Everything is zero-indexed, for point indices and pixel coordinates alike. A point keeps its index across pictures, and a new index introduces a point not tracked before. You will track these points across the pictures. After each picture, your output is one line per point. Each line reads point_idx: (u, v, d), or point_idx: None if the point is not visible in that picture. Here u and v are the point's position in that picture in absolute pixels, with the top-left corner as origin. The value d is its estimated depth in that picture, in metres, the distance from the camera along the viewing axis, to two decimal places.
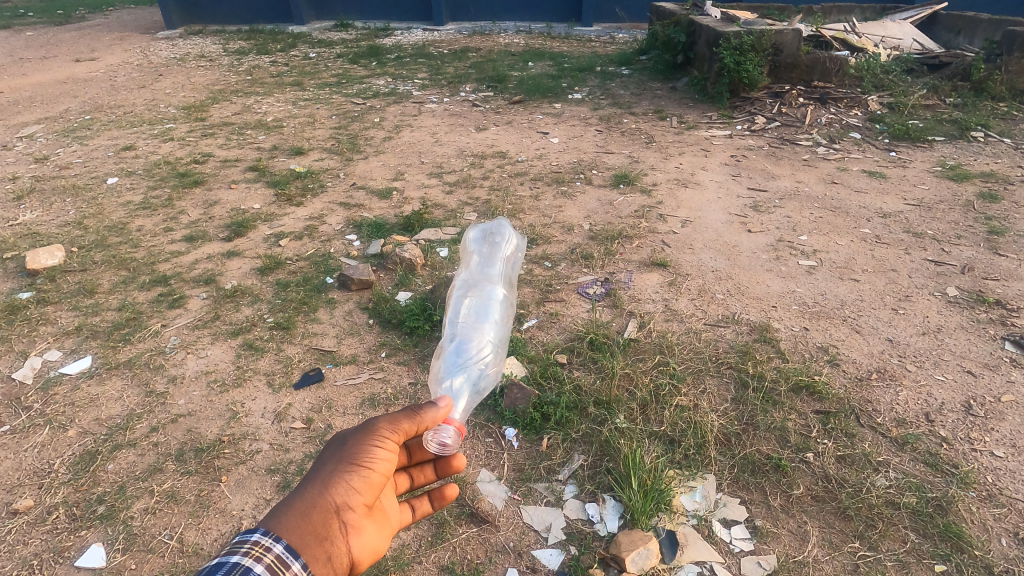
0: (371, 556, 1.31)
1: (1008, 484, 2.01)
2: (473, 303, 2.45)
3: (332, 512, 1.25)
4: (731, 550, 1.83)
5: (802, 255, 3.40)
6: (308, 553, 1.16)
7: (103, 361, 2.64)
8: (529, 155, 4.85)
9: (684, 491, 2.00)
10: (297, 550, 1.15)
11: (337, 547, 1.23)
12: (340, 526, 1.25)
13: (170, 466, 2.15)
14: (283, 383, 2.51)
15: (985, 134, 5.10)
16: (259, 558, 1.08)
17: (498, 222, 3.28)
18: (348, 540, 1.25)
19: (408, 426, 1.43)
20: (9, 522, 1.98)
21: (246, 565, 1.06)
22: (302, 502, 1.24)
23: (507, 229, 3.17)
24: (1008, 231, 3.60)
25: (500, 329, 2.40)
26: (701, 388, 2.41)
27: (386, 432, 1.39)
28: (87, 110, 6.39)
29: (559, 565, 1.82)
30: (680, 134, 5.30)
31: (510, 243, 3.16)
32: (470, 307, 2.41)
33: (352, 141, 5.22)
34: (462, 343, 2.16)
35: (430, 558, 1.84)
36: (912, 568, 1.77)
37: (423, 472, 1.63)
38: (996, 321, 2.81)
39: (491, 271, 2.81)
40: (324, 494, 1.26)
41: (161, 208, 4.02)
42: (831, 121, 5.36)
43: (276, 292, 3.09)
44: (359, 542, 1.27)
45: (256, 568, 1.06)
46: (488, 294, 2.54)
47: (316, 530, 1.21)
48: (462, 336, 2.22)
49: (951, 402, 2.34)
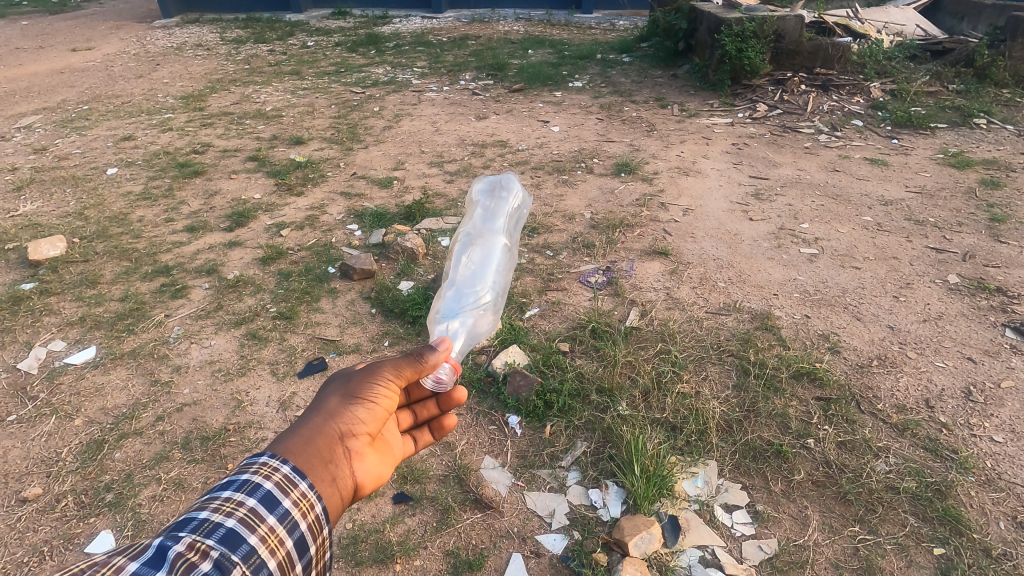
0: (375, 481, 1.29)
1: (1007, 468, 2.03)
2: (475, 255, 2.39)
3: (336, 438, 1.22)
4: (732, 535, 1.86)
5: (803, 243, 3.41)
6: (315, 474, 1.14)
7: (107, 351, 2.66)
8: (530, 144, 4.84)
9: (686, 477, 2.02)
10: (304, 470, 1.13)
11: (341, 469, 1.20)
12: (343, 451, 1.22)
13: (176, 454, 2.17)
14: (287, 372, 2.53)
15: (988, 121, 5.07)
16: (269, 476, 1.07)
17: (505, 178, 3.13)
18: (352, 464, 1.23)
19: (410, 372, 1.37)
20: (19, 510, 2.01)
21: (255, 481, 1.05)
22: (308, 429, 1.21)
23: (514, 187, 3.04)
24: (1010, 218, 3.60)
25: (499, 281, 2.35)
26: (702, 375, 2.42)
27: (388, 371, 1.35)
28: (85, 100, 6.36)
29: (563, 550, 1.84)
30: (681, 122, 5.28)
31: (516, 198, 3.04)
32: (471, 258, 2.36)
33: (352, 130, 5.20)
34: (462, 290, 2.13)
35: (436, 543, 1.86)
36: (911, 551, 1.79)
37: (426, 407, 1.58)
38: (996, 309, 2.82)
39: (495, 223, 2.73)
40: (329, 422, 1.24)
41: (161, 199, 4.02)
42: (832, 108, 5.34)
43: (278, 282, 3.10)
44: (362, 467, 1.25)
45: (266, 485, 1.05)
46: (492, 245, 2.49)
47: (320, 453, 1.18)
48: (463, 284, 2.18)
49: (951, 388, 2.36)
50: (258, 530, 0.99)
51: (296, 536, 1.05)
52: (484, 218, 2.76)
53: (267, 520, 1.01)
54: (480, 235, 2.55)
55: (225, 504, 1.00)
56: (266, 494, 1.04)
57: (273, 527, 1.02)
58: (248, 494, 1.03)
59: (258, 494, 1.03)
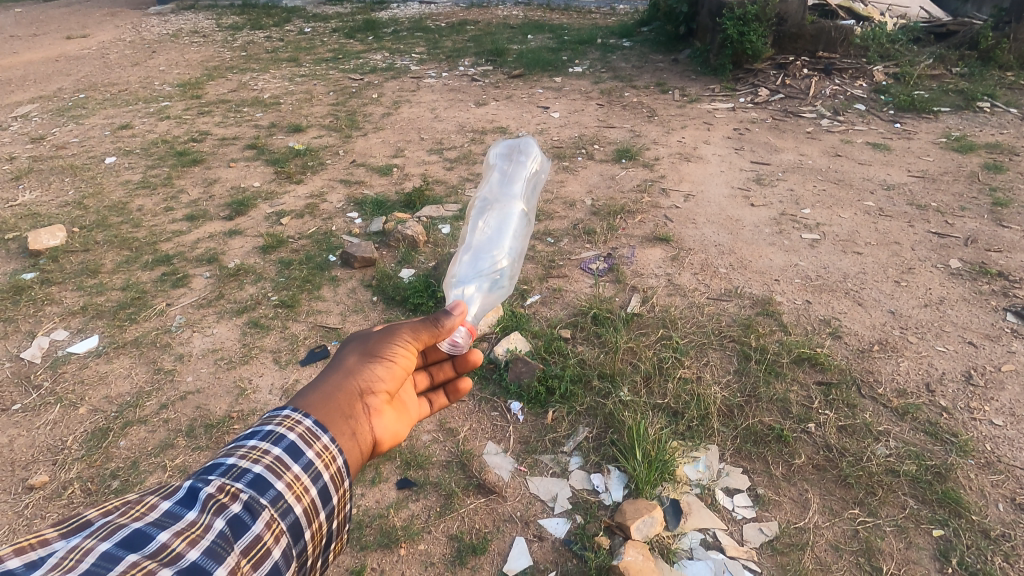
0: (392, 439, 1.32)
1: (1007, 451, 2.04)
2: (492, 217, 2.30)
3: (355, 395, 1.24)
4: (734, 518, 1.88)
5: (805, 228, 3.40)
6: (335, 428, 1.15)
7: (110, 340, 2.66)
8: (530, 130, 4.81)
9: (687, 461, 2.03)
10: (326, 424, 1.15)
11: (360, 425, 1.22)
12: (362, 408, 1.24)
13: (181, 441, 2.18)
14: (290, 360, 2.54)
15: (992, 105, 5.02)
16: (292, 427, 1.09)
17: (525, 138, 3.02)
18: (370, 420, 1.25)
19: (426, 335, 1.39)
20: (26, 497, 2.03)
21: (279, 433, 1.07)
22: (328, 384, 1.24)
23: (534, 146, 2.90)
24: (1013, 202, 3.58)
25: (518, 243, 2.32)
26: (704, 360, 2.42)
27: (406, 332, 1.37)
28: (81, 88, 6.30)
29: (566, 534, 1.85)
30: (681, 107, 5.24)
31: (536, 159, 2.93)
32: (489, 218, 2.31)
33: (350, 117, 5.16)
34: (480, 252, 2.10)
35: (440, 528, 1.88)
36: (910, 533, 1.81)
37: (442, 369, 1.59)
38: (998, 293, 2.81)
39: (512, 189, 2.62)
40: (348, 378, 1.26)
41: (160, 187, 4.00)
42: (835, 93, 5.30)
43: (279, 270, 3.10)
44: (380, 424, 1.27)
45: (290, 436, 1.08)
46: (509, 211, 2.38)
47: (341, 408, 1.20)
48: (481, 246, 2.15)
49: (952, 372, 2.37)
50: (284, 477, 1.02)
51: (320, 485, 1.07)
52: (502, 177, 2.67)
53: (292, 469, 1.04)
54: (496, 201, 2.45)
55: (251, 452, 1.04)
56: (290, 444, 1.07)
57: (298, 475, 1.04)
58: (274, 443, 1.06)
59: (283, 444, 1.06)
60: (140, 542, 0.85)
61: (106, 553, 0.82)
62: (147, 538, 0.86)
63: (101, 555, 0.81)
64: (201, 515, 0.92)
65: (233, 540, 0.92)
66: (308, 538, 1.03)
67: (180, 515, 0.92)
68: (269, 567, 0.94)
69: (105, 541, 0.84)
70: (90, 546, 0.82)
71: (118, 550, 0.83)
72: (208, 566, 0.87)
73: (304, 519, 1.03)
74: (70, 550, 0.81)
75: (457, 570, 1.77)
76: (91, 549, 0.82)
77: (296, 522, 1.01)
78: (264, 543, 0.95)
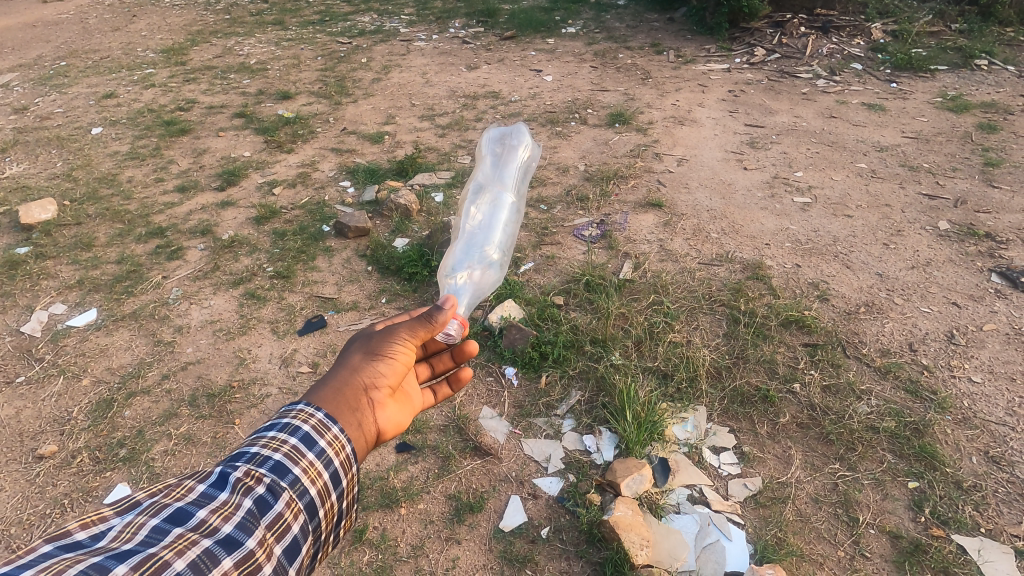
0: (396, 429, 1.33)
1: (982, 407, 2.12)
2: (485, 203, 2.29)
3: (361, 389, 1.26)
4: (719, 474, 1.96)
5: (797, 192, 3.41)
6: (344, 419, 1.19)
7: (109, 313, 2.69)
8: (522, 95, 4.74)
9: (676, 422, 2.11)
10: (336, 416, 1.18)
11: (365, 417, 1.24)
12: (367, 401, 1.26)
13: (184, 410, 2.24)
14: (287, 330, 2.58)
15: (989, 62, 4.96)
16: (306, 420, 1.14)
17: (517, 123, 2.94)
18: (374, 413, 1.27)
19: (424, 332, 1.39)
20: (36, 466, 2.09)
21: (295, 425, 1.12)
22: (334, 381, 1.25)
23: (527, 130, 2.82)
24: (1004, 162, 3.60)
25: (508, 231, 2.33)
26: (694, 325, 2.48)
27: (404, 330, 1.37)
28: (62, 55, 6.14)
29: (559, 492, 1.93)
30: (676, 69, 5.16)
31: (528, 147, 2.81)
32: (482, 204, 2.30)
33: (340, 83, 5.07)
34: (472, 242, 2.11)
35: (438, 489, 1.96)
36: (886, 485, 1.90)
37: (441, 359, 1.60)
38: (984, 254, 2.86)
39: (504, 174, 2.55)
40: (352, 375, 1.27)
41: (149, 158, 3.96)
42: (832, 51, 5.21)
43: (273, 241, 3.11)
44: (384, 416, 1.28)
45: (304, 428, 1.12)
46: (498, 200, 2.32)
47: (347, 401, 1.22)
48: (472, 234, 2.18)
49: (934, 332, 2.43)
50: (301, 463, 1.08)
51: (331, 470, 1.12)
52: (495, 160, 2.62)
53: (307, 455, 1.09)
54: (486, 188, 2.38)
55: (272, 440, 1.09)
56: (305, 434, 1.11)
57: (312, 461, 1.10)
58: (290, 434, 1.10)
59: (299, 434, 1.11)
60: (182, 518, 0.95)
61: (156, 527, 0.92)
62: (189, 514, 0.96)
63: (152, 528, 0.92)
64: (231, 495, 1.00)
65: (259, 517, 0.99)
66: (322, 516, 1.09)
67: (214, 496, 1.00)
68: (289, 541, 1.01)
69: (155, 517, 0.94)
70: (142, 522, 0.93)
71: (166, 524, 0.93)
72: (240, 538, 0.95)
73: (318, 500, 1.08)
74: (126, 525, 0.92)
75: (455, 527, 1.85)
76: (143, 524, 0.93)
77: (311, 502, 1.07)
78: (285, 519, 1.02)
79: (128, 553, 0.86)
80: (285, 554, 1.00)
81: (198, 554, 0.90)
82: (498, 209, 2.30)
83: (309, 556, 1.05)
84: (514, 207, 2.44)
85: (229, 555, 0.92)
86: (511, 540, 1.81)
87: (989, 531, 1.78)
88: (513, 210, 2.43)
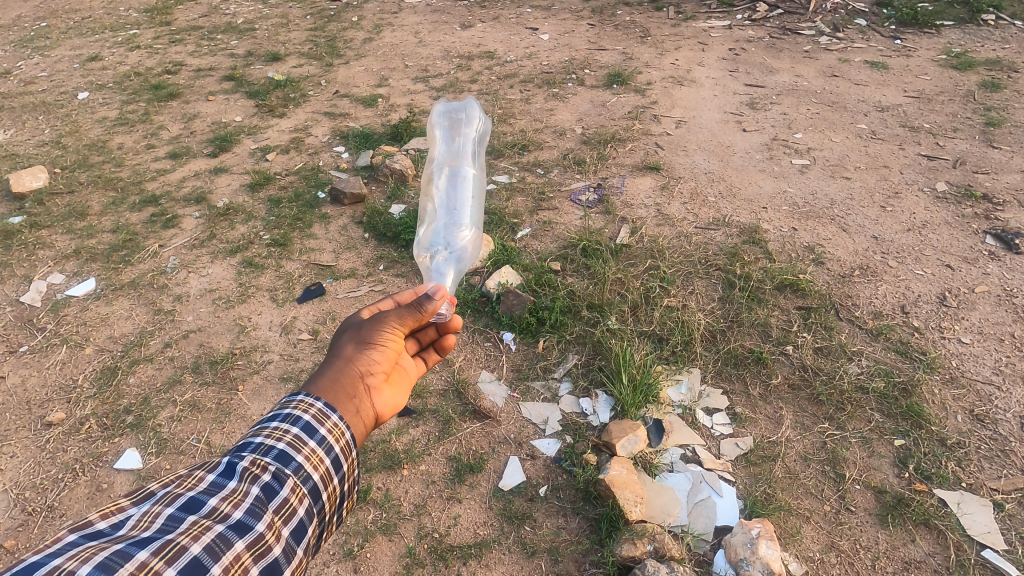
0: (394, 410, 1.37)
1: (970, 367, 2.17)
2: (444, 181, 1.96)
3: (357, 378, 1.29)
4: (712, 435, 2.02)
5: (795, 153, 3.39)
6: (343, 407, 1.22)
7: (107, 283, 2.70)
8: (518, 54, 4.63)
9: (671, 384, 2.16)
10: (335, 404, 1.21)
11: (363, 403, 1.28)
12: (364, 388, 1.29)
13: (188, 377, 2.27)
14: (286, 298, 2.60)
15: (996, 17, 4.83)
16: (307, 410, 1.17)
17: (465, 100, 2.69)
18: (372, 397, 1.30)
19: (413, 318, 1.39)
20: (45, 433, 2.13)
21: (296, 415, 1.15)
22: (330, 372, 1.28)
23: (475, 103, 2.57)
24: (1006, 122, 3.56)
25: (478, 206, 2.00)
26: (690, 289, 2.50)
27: (394, 318, 1.38)
28: (41, 16, 5.92)
29: (556, 453, 1.99)
30: (676, 26, 5.02)
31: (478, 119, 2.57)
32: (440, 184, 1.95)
33: (330, 43, 4.93)
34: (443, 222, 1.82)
35: (439, 450, 2.02)
36: (873, 443, 1.96)
37: (427, 333, 1.60)
38: (980, 216, 2.86)
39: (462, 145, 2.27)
40: (347, 365, 1.30)
41: (138, 123, 3.89)
42: (836, 7, 5.08)
43: (269, 208, 3.09)
44: (380, 400, 1.32)
45: (305, 417, 1.16)
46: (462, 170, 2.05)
47: (344, 389, 1.25)
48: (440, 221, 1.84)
49: (927, 294, 2.47)
50: (303, 451, 1.12)
51: (333, 455, 1.16)
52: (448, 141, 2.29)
53: (309, 443, 1.13)
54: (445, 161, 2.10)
55: (274, 431, 1.12)
56: (306, 423, 1.15)
57: (314, 448, 1.13)
58: (292, 424, 1.14)
59: (300, 424, 1.14)
60: (194, 505, 0.98)
61: (171, 515, 0.95)
62: (201, 503, 0.99)
63: (167, 517, 0.95)
64: (239, 483, 1.03)
65: (266, 502, 1.03)
66: (325, 499, 1.13)
67: (223, 484, 1.03)
68: (295, 524, 1.06)
69: (169, 506, 0.97)
70: (158, 511, 0.96)
71: (180, 512, 0.96)
72: (251, 523, 0.99)
73: (322, 484, 1.13)
74: (142, 515, 0.95)
75: (457, 487, 1.92)
76: (159, 513, 0.95)
77: (315, 486, 1.11)
78: (290, 504, 1.06)
79: (148, 540, 0.89)
80: (292, 536, 1.04)
81: (212, 538, 0.93)
82: (461, 185, 1.96)
83: (314, 535, 1.10)
84: (481, 180, 2.10)
85: (242, 538, 0.96)
86: (510, 498, 1.87)
87: (970, 485, 1.85)
88: (480, 181, 2.15)
